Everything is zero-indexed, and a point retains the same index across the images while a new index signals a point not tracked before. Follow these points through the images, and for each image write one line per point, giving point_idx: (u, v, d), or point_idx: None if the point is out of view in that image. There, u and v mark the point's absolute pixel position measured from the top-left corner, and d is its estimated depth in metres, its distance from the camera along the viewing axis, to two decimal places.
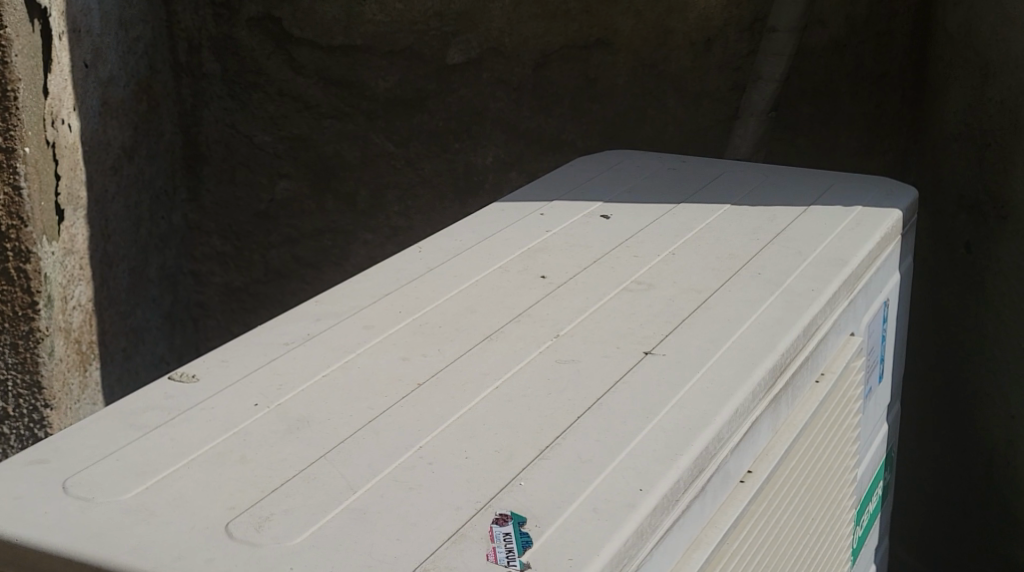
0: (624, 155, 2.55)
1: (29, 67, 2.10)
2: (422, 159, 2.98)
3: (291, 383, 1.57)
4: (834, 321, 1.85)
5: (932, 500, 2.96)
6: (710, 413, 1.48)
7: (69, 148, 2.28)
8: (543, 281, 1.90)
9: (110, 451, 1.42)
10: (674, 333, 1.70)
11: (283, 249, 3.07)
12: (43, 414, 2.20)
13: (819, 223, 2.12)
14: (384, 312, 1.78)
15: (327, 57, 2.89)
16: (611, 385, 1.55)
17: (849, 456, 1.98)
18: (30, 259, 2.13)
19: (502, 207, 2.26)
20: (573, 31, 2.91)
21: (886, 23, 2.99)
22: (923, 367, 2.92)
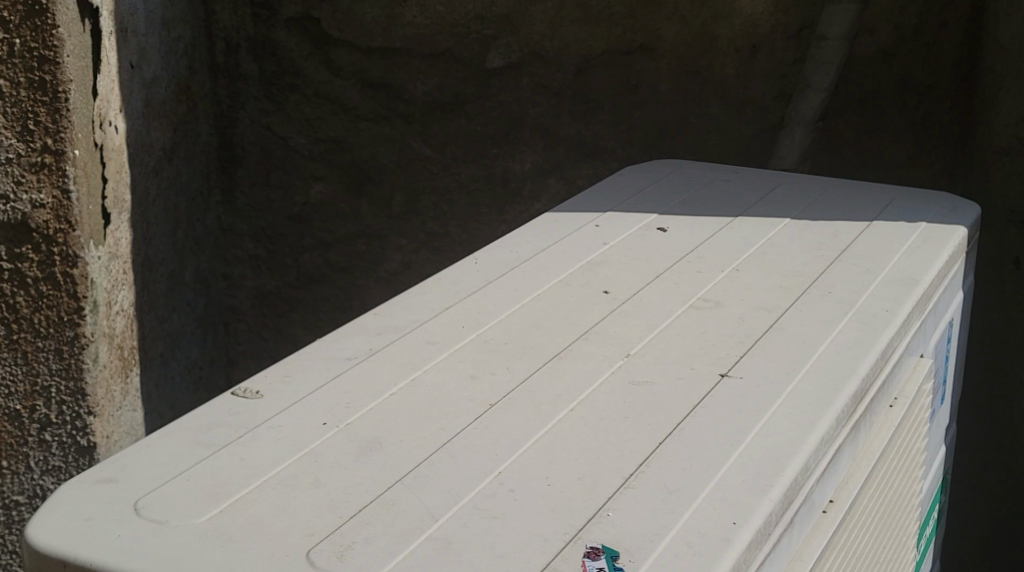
0: (674, 165, 2.50)
1: (80, 68, 2.05)
2: (460, 164, 2.93)
3: (360, 400, 1.52)
4: (906, 342, 1.82)
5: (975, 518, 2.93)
6: (798, 442, 1.44)
7: (115, 150, 2.24)
8: (607, 296, 1.85)
9: (182, 470, 1.38)
10: (748, 353, 1.66)
11: (315, 253, 3.03)
12: (86, 422, 2.15)
13: (883, 240, 2.08)
14: (447, 327, 1.73)
15: (366, 58, 2.85)
16: (692, 408, 1.51)
17: (915, 479, 1.95)
18: (77, 264, 2.08)
19: (556, 217, 2.20)
20: (615, 36, 2.83)
21: (936, 32, 2.88)
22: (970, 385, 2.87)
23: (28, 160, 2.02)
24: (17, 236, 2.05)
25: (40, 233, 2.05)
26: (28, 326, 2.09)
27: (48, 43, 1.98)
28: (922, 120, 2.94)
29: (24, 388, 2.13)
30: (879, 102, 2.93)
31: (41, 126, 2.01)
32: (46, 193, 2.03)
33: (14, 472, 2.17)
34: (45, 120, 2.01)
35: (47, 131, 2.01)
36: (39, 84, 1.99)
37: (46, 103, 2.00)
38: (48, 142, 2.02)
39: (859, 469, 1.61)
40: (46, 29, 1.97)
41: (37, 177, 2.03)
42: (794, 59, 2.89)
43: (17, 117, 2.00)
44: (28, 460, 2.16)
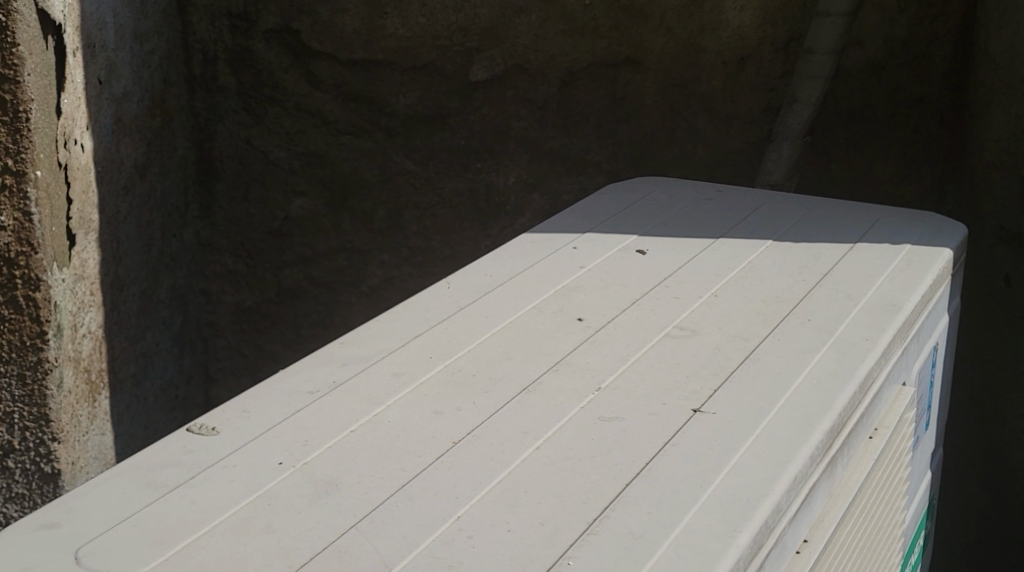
0: (657, 184, 2.44)
1: (42, 87, 2.00)
2: (443, 179, 2.86)
3: (319, 437, 1.47)
4: (887, 372, 1.77)
5: (967, 539, 2.87)
6: (769, 482, 1.40)
7: (80, 170, 2.19)
8: (580, 324, 1.80)
9: (128, 515, 1.34)
10: (723, 386, 1.61)
11: (296, 269, 2.95)
12: (50, 448, 2.10)
13: (867, 264, 2.03)
14: (413, 358, 1.68)
15: (347, 71, 2.76)
16: (661, 447, 1.46)
17: (898, 509, 1.90)
18: (39, 287, 2.03)
19: (533, 239, 2.14)
20: (601, 49, 2.77)
21: (925, 46, 2.81)
22: (959, 406, 2.81)
23: None
24: None
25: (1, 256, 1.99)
26: None
27: (8, 62, 1.93)
28: (911, 135, 2.89)
29: None
30: (869, 115, 2.88)
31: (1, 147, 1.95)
32: (8, 215, 1.98)
33: None
34: (5, 141, 1.95)
35: (7, 151, 1.96)
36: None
37: (5, 123, 1.95)
38: (7, 162, 1.96)
39: (835, 506, 1.57)
40: (5, 47, 1.92)
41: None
42: (782, 72, 2.83)
43: None
44: None
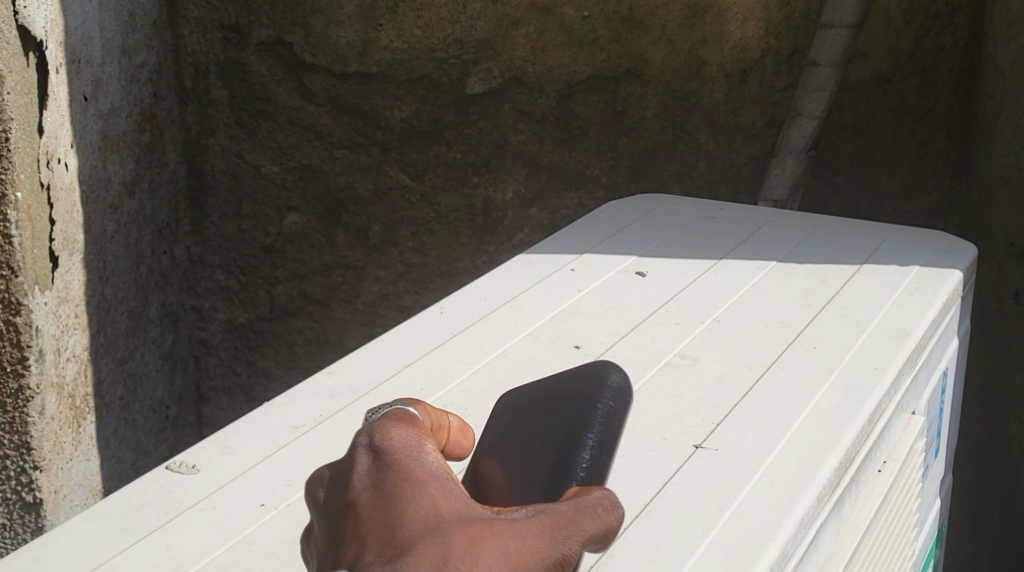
0: (659, 201, 2.38)
1: (23, 106, 1.94)
2: (438, 194, 2.80)
3: (303, 476, 1.41)
4: (896, 402, 1.70)
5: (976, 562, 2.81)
6: (773, 527, 1.34)
7: (65, 189, 2.13)
8: (577, 352, 1.74)
9: (99, 564, 1.29)
10: (726, 420, 1.54)
11: (290, 285, 2.88)
12: (32, 477, 2.04)
13: (874, 286, 1.97)
14: (404, 390, 1.61)
15: (341, 84, 2.69)
16: (661, 487, 1.40)
17: (909, 540, 1.84)
18: (21, 311, 1.97)
19: (530, 260, 2.08)
20: (600, 61, 2.71)
21: (931, 58, 2.75)
22: (968, 427, 2.74)
23: None
24: None
25: None
26: None
27: None
28: (919, 148, 2.83)
29: None
30: (876, 129, 2.81)
31: None
32: None
33: None
34: None
35: None
36: None
37: None
38: None
39: (843, 546, 1.51)
40: None
41: None
42: (785, 84, 2.77)
43: None
44: None
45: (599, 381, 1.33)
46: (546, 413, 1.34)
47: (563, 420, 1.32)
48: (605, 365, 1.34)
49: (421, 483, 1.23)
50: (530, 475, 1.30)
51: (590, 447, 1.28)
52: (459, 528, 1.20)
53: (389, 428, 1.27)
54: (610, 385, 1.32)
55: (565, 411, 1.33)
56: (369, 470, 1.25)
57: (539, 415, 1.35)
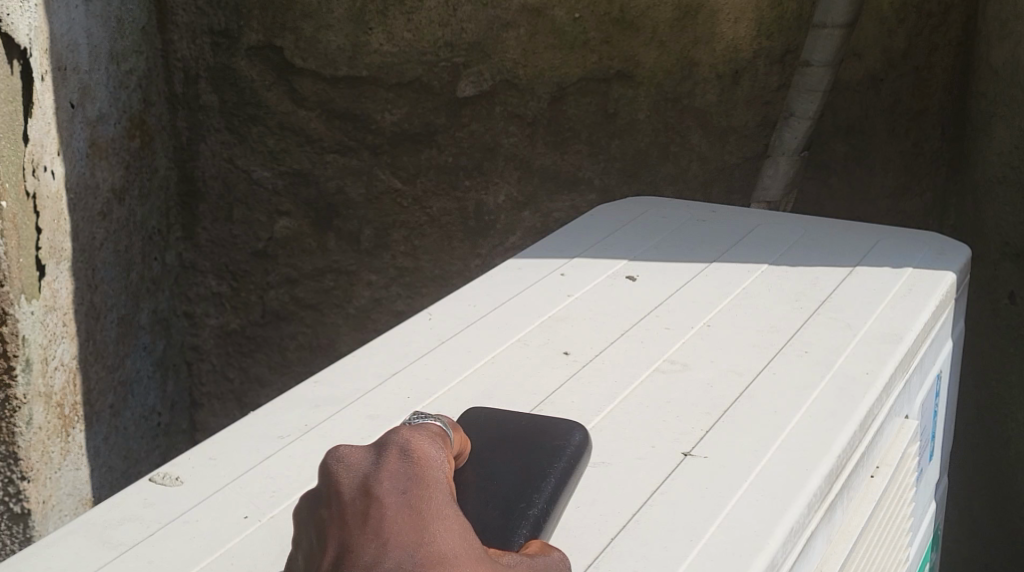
0: (650, 205, 2.36)
1: (6, 114, 1.92)
2: (429, 198, 2.79)
3: (288, 488, 1.40)
4: (889, 407, 1.69)
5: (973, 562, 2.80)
6: (763, 535, 1.33)
7: (51, 197, 2.12)
8: (566, 358, 1.72)
9: None
10: (716, 426, 1.53)
11: (281, 290, 2.86)
12: (19, 487, 2.02)
13: (865, 289, 1.96)
14: (391, 397, 1.60)
15: (332, 88, 2.67)
16: (650, 496, 1.39)
17: (903, 545, 1.83)
18: (7, 321, 1.96)
19: (519, 265, 2.07)
20: (592, 63, 2.69)
21: (924, 57, 2.74)
22: (965, 426, 2.73)
23: None
24: None
25: None
26: None
27: None
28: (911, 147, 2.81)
29: None
30: (868, 128, 2.80)
31: None
32: None
33: None
34: None
35: None
36: None
37: None
38: None
39: (834, 554, 1.50)
40: None
41: None
42: (778, 84, 2.75)
43: None
44: None
45: (563, 439, 1.43)
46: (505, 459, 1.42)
47: (524, 466, 1.41)
48: (570, 425, 1.45)
49: (440, 505, 1.27)
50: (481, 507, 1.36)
51: (547, 493, 1.37)
52: (471, 559, 1.25)
53: (421, 448, 1.32)
54: (572, 442, 1.43)
55: (527, 458, 1.42)
56: (400, 478, 1.27)
57: (492, 457, 1.42)
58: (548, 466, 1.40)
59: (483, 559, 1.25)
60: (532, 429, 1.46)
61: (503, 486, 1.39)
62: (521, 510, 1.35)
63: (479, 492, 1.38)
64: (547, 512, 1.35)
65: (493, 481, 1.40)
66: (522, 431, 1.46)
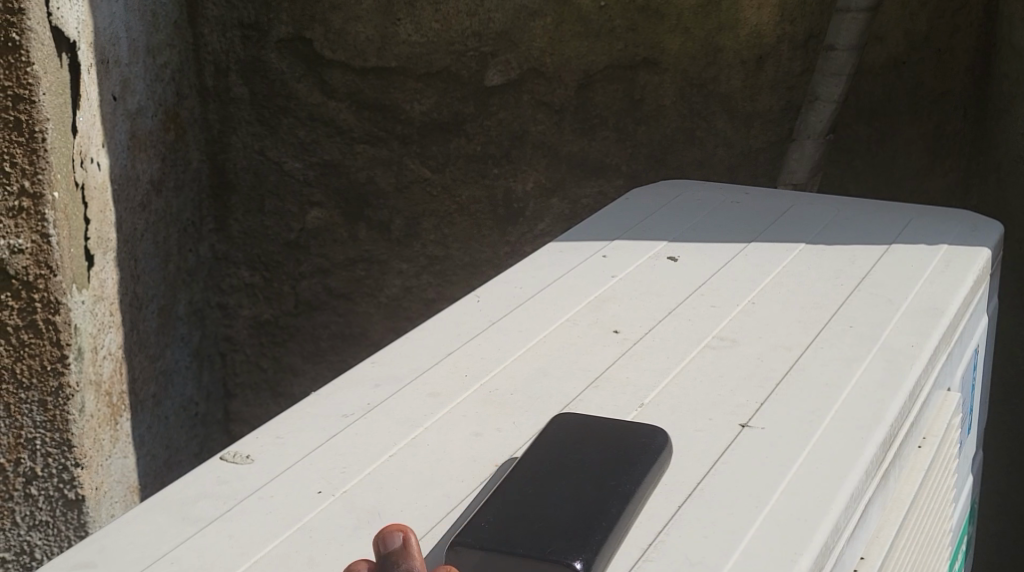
0: (683, 188, 2.39)
1: (57, 105, 1.95)
2: (459, 186, 2.81)
3: (357, 464, 1.43)
4: (934, 378, 1.72)
5: (1002, 538, 2.82)
6: (827, 500, 1.35)
7: (97, 188, 2.15)
8: (616, 336, 1.75)
9: (163, 553, 1.30)
10: (770, 399, 1.56)
11: (314, 280, 2.88)
12: (73, 474, 2.06)
13: (904, 266, 1.98)
14: (449, 376, 1.63)
15: (361, 80, 2.70)
16: (712, 464, 1.41)
17: (947, 517, 1.86)
18: (60, 310, 1.99)
19: (561, 248, 2.09)
20: (618, 51, 2.71)
21: (946, 39, 2.76)
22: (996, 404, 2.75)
23: (4, 204, 1.92)
24: None
25: (19, 279, 1.95)
26: (9, 377, 1.99)
27: (22, 82, 1.88)
28: (934, 129, 2.83)
29: (7, 441, 2.02)
30: (892, 111, 2.83)
31: (17, 168, 1.91)
32: (25, 237, 1.94)
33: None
34: (22, 162, 1.91)
35: (24, 172, 1.91)
36: (14, 124, 1.90)
37: (21, 144, 1.91)
38: (24, 184, 1.92)
39: (889, 521, 1.53)
40: (20, 66, 1.88)
41: (15, 221, 1.93)
42: (800, 70, 2.76)
43: None
44: (14, 515, 2.07)
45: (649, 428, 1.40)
46: (596, 438, 1.38)
47: (616, 444, 1.37)
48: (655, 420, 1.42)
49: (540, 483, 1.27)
50: (578, 484, 1.32)
51: (639, 470, 1.33)
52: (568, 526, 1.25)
53: None
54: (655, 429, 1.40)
55: (618, 434, 1.39)
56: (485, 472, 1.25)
57: (585, 433, 1.39)
58: (642, 446, 1.37)
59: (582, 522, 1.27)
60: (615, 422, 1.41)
61: (596, 459, 1.35)
62: (613, 486, 1.31)
63: (571, 467, 1.34)
64: (639, 487, 1.32)
65: (586, 452, 1.37)
66: (605, 423, 1.41)
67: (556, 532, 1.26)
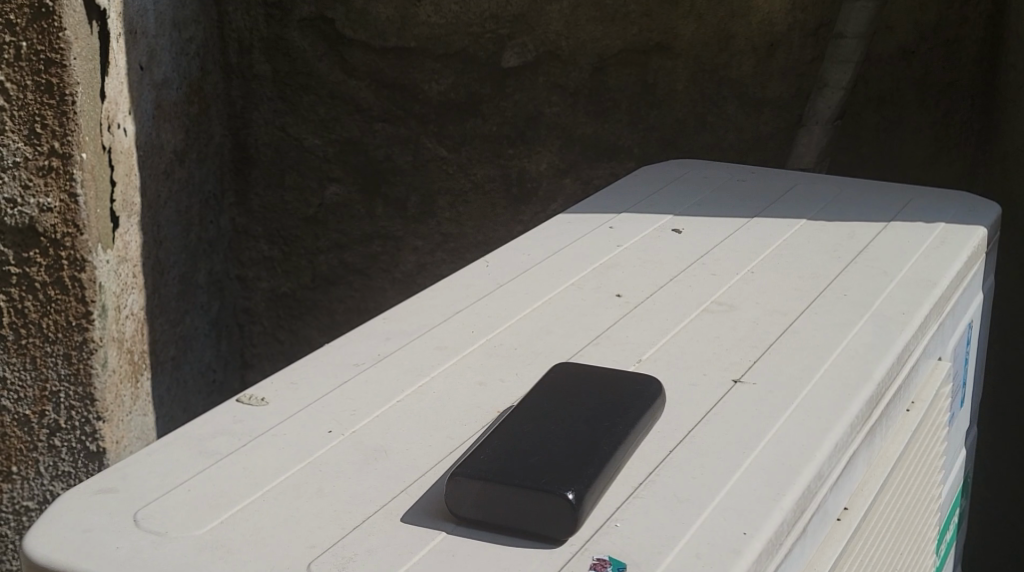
0: (690, 166, 2.45)
1: (87, 71, 2.03)
2: (475, 166, 2.82)
3: (366, 408, 1.52)
4: (924, 345, 1.78)
5: (1008, 525, 2.82)
6: (810, 450, 1.43)
7: (123, 153, 2.22)
8: (619, 300, 1.82)
9: (181, 481, 1.39)
10: (762, 358, 1.64)
11: (331, 255, 2.90)
12: (95, 427, 2.13)
13: (901, 240, 2.05)
14: (456, 331, 1.70)
15: (381, 59, 2.73)
16: (704, 415, 1.50)
17: (936, 483, 1.92)
18: (85, 268, 2.06)
19: (570, 218, 2.15)
20: (632, 35, 2.72)
21: (954, 29, 2.79)
22: (1003, 388, 2.75)
23: (35, 164, 2.00)
24: (25, 240, 2.03)
25: (47, 237, 2.03)
26: (36, 330, 2.07)
27: (55, 46, 1.96)
28: (942, 118, 2.84)
29: (33, 392, 2.11)
30: (900, 99, 2.85)
31: (47, 129, 1.99)
32: (53, 196, 2.02)
33: (24, 477, 2.15)
34: (52, 124, 1.99)
35: (54, 134, 2.00)
36: (45, 87, 1.98)
37: (51, 106, 1.99)
38: (53, 145, 2.00)
39: (874, 476, 1.60)
40: (52, 32, 1.96)
41: (45, 180, 2.01)
42: (811, 57, 2.77)
43: (23, 120, 1.99)
44: (38, 465, 2.14)
45: (640, 381, 1.49)
46: (592, 389, 1.47)
47: (610, 394, 1.46)
48: (646, 375, 1.51)
49: None
50: (572, 428, 1.40)
51: (631, 416, 1.42)
52: None
53: None
54: (645, 382, 1.49)
55: (612, 386, 1.48)
56: None
57: (579, 386, 1.48)
58: (634, 396, 1.46)
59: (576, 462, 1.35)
60: (613, 373, 1.50)
61: (590, 407, 1.44)
62: (606, 428, 1.40)
63: (567, 414, 1.43)
64: (630, 431, 1.41)
65: (581, 403, 1.45)
66: (602, 373, 1.50)
67: (551, 467, 1.34)
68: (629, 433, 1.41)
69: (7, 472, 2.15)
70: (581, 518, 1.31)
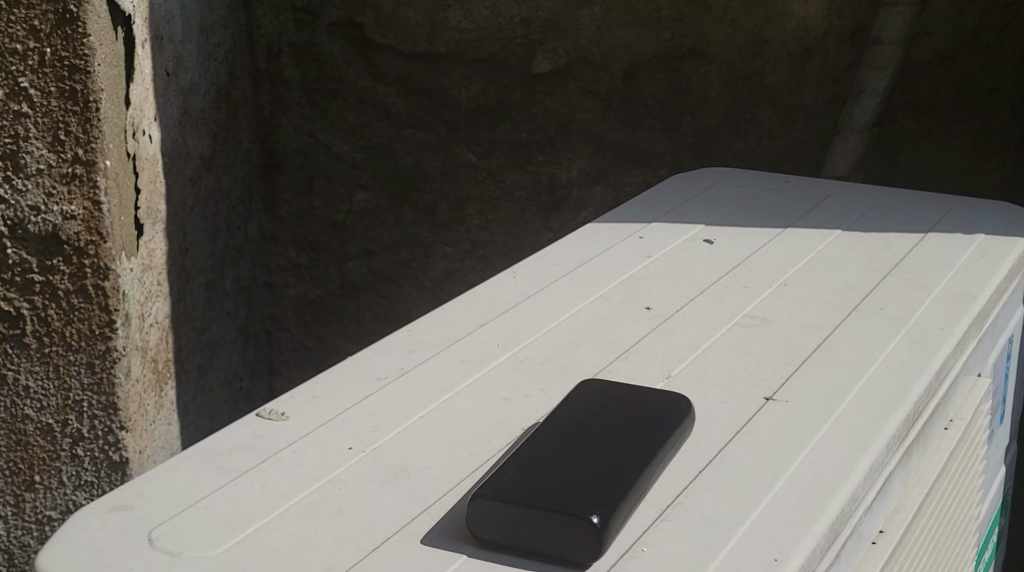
0: (724, 175, 2.41)
1: (112, 76, 2.01)
2: (505, 172, 2.76)
3: (388, 424, 1.49)
4: (963, 361, 1.73)
5: None
6: (844, 471, 1.40)
7: (149, 160, 2.21)
8: (649, 313, 1.78)
9: (197, 499, 1.36)
10: (794, 374, 1.60)
11: (360, 262, 2.85)
12: (118, 437, 2.11)
13: (940, 252, 2.00)
14: (481, 345, 1.67)
15: (411, 64, 2.68)
16: (733, 435, 1.46)
17: (976, 502, 1.88)
18: (109, 276, 2.04)
19: (600, 227, 2.10)
20: (665, 41, 2.67)
21: (996, 35, 2.71)
22: None
23: (59, 171, 1.98)
24: (48, 248, 2.01)
25: (71, 245, 2.01)
26: (59, 339, 2.05)
27: (79, 53, 1.94)
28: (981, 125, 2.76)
29: (56, 401, 2.08)
30: (939, 106, 2.77)
31: (71, 137, 1.97)
32: (77, 204, 1.99)
33: (46, 487, 2.12)
34: (76, 131, 1.97)
35: (78, 141, 1.97)
36: (69, 94, 1.96)
37: (76, 113, 1.96)
38: (78, 152, 1.98)
39: (910, 497, 1.56)
40: (77, 38, 1.94)
41: (68, 188, 1.99)
42: (847, 63, 2.73)
43: (47, 127, 1.96)
44: (60, 475, 2.12)
45: (670, 401, 1.45)
46: (621, 409, 1.43)
47: (640, 412, 1.43)
48: (676, 396, 1.46)
49: None
50: (598, 448, 1.37)
51: (661, 436, 1.39)
52: None
53: None
54: (674, 403, 1.45)
55: (642, 406, 1.44)
56: None
57: (610, 406, 1.44)
58: (663, 415, 1.43)
59: (602, 484, 1.31)
60: (643, 390, 1.47)
61: (618, 428, 1.40)
62: (635, 448, 1.37)
63: (593, 435, 1.39)
64: (661, 450, 1.37)
65: (608, 423, 1.41)
66: (628, 390, 1.47)
67: (574, 488, 1.30)
68: (658, 452, 1.37)
69: (29, 481, 2.12)
70: (607, 542, 1.27)
